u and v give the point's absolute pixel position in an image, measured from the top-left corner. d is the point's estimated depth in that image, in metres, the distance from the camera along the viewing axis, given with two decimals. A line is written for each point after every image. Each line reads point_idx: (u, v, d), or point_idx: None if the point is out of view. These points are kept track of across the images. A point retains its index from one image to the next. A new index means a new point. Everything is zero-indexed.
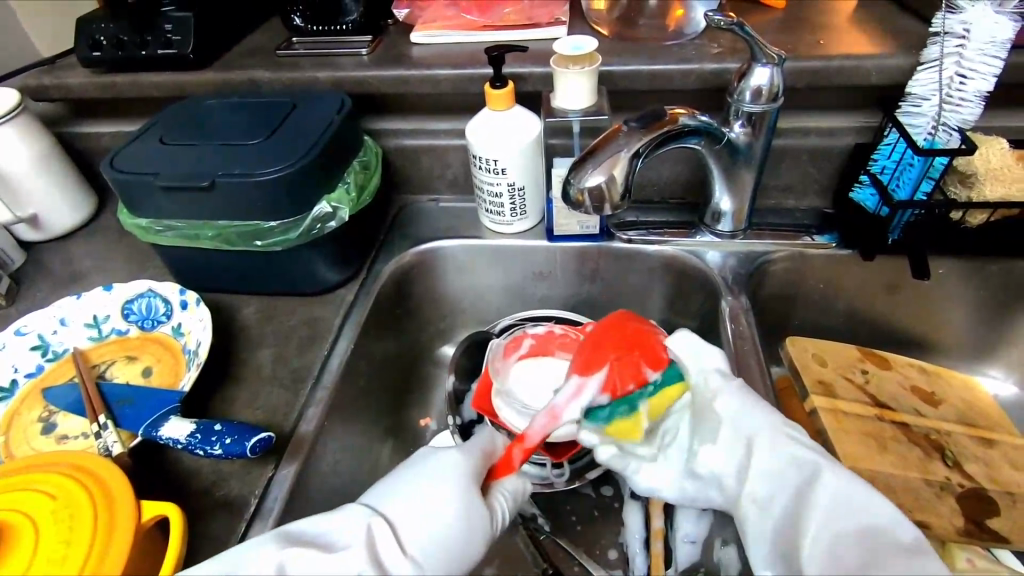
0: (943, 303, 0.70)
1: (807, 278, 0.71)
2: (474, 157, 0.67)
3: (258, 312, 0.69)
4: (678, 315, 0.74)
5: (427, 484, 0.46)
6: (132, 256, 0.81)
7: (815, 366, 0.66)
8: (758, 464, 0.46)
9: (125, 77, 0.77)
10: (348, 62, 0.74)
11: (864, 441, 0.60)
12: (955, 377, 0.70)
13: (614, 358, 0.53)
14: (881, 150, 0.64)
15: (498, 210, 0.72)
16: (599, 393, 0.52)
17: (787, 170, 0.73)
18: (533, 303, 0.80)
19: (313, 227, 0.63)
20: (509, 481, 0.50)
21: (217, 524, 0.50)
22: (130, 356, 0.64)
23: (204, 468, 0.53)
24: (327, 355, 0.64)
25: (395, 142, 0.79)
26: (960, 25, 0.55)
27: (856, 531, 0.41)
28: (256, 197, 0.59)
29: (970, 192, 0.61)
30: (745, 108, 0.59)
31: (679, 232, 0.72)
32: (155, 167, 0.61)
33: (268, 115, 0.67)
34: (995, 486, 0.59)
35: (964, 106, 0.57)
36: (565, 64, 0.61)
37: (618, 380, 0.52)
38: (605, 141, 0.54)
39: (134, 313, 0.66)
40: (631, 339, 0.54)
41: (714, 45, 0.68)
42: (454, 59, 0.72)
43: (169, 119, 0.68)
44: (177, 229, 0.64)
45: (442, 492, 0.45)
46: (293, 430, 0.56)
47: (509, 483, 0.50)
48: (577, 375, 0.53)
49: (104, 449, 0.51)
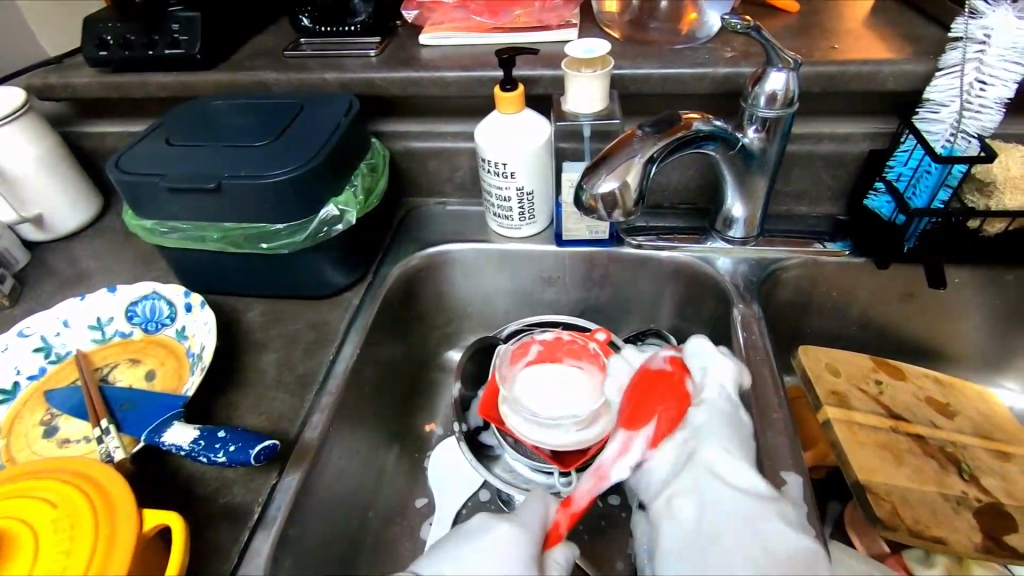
0: (959, 313, 0.69)
1: (819, 285, 0.69)
2: (483, 160, 0.66)
3: (263, 315, 0.69)
4: (687, 322, 0.73)
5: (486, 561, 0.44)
6: (136, 256, 0.80)
7: (829, 376, 0.65)
8: (704, 467, 0.48)
9: (132, 76, 0.77)
10: (357, 64, 0.74)
11: (880, 453, 0.59)
12: (972, 388, 0.68)
13: (661, 409, 0.53)
14: (898, 157, 0.63)
15: (507, 215, 0.71)
16: (647, 449, 0.51)
17: (800, 176, 0.72)
18: (540, 308, 0.79)
19: (320, 230, 0.63)
20: (561, 552, 0.48)
21: (219, 532, 0.49)
22: (132, 359, 0.63)
23: (208, 474, 0.53)
24: (333, 360, 0.63)
25: (403, 145, 0.78)
26: (980, 30, 0.54)
27: (753, 549, 0.42)
28: (263, 199, 0.58)
29: (989, 201, 0.60)
30: (760, 113, 0.58)
31: (690, 238, 0.71)
32: (161, 168, 0.60)
33: (276, 116, 0.66)
34: (1013, 501, 0.58)
35: (984, 113, 0.56)
36: (577, 67, 0.60)
37: (664, 432, 0.52)
38: (618, 145, 0.53)
39: (138, 315, 0.65)
40: (678, 388, 0.55)
41: (727, 49, 0.67)
42: (463, 62, 0.71)
43: (176, 120, 0.68)
44: (181, 230, 0.63)
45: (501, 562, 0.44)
46: (297, 437, 0.55)
47: (564, 551, 0.48)
48: (625, 431, 0.53)
49: (104, 455, 0.51)
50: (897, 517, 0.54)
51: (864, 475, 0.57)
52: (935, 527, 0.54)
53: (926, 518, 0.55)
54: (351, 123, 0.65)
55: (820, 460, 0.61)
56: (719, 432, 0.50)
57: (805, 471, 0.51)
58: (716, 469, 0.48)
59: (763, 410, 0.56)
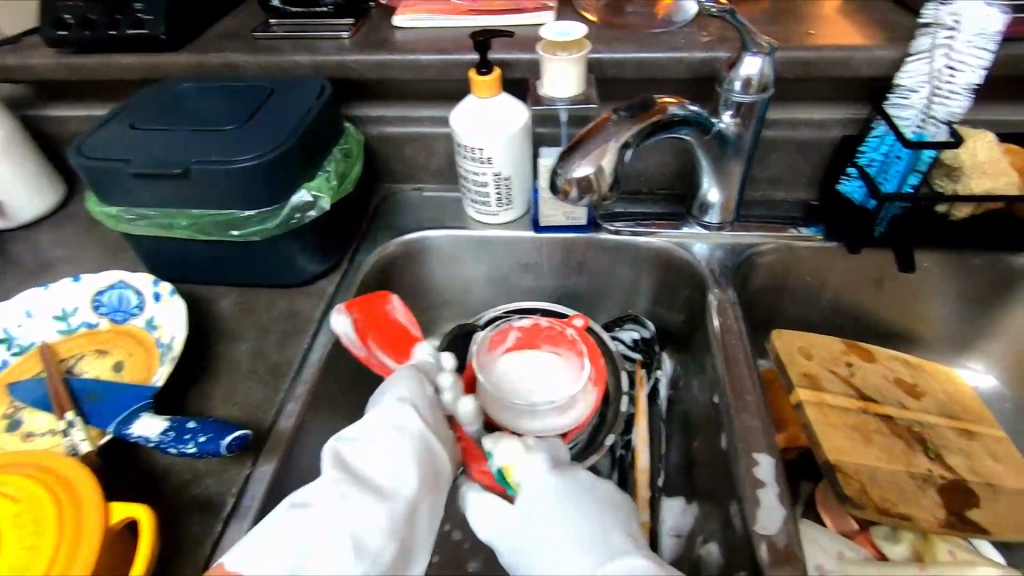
0: (928, 297, 0.71)
1: (793, 270, 0.70)
2: (459, 145, 0.66)
3: (235, 304, 0.67)
4: (665, 308, 0.73)
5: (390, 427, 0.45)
6: (103, 245, 0.78)
7: (802, 359, 0.66)
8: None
9: (94, 58, 0.74)
10: (328, 46, 0.72)
11: (849, 434, 0.60)
12: (937, 369, 0.70)
13: (593, 364, 0.63)
14: (870, 143, 0.63)
15: (484, 201, 0.70)
16: (591, 388, 0.61)
17: (775, 162, 0.72)
18: (518, 295, 0.78)
19: (292, 217, 0.61)
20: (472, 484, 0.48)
21: (193, 524, 0.48)
22: (100, 349, 0.61)
23: (179, 466, 0.52)
24: (308, 349, 0.62)
25: (378, 130, 0.77)
26: (949, 16, 0.54)
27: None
28: (231, 185, 0.57)
29: (957, 186, 0.61)
30: (735, 98, 0.58)
31: (666, 223, 0.72)
32: (126, 152, 0.58)
33: (246, 100, 0.64)
34: (975, 478, 0.60)
35: (953, 99, 0.56)
36: (554, 50, 0.59)
37: (595, 378, 0.62)
38: (593, 130, 0.53)
39: (105, 305, 0.63)
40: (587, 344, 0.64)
41: (704, 33, 0.67)
42: (438, 45, 0.70)
43: (142, 102, 0.66)
44: (148, 218, 0.61)
45: (398, 407, 0.46)
46: (272, 427, 0.55)
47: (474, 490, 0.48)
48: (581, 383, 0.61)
49: (70, 449, 0.49)
50: (866, 495, 0.55)
51: (836, 456, 0.58)
52: (901, 505, 0.55)
53: (894, 496, 0.56)
54: (323, 106, 0.63)
55: (791, 442, 0.62)
56: (549, 505, 0.42)
57: (778, 452, 0.52)
58: (532, 534, 0.41)
59: (737, 394, 0.56)
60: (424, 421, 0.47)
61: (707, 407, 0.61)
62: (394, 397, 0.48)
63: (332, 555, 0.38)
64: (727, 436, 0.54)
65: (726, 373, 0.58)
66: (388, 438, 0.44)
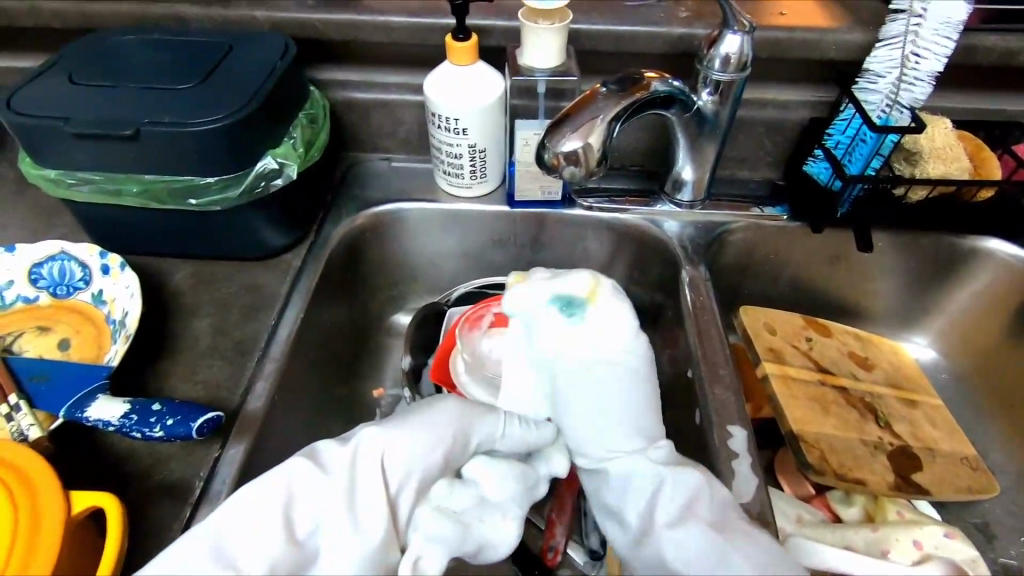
0: (879, 276, 0.74)
1: (759, 248, 0.72)
2: (434, 114, 0.63)
3: (190, 278, 0.63)
4: (635, 284, 0.74)
5: (317, 493, 0.42)
6: (33, 210, 0.70)
7: (766, 334, 0.69)
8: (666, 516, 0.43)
9: (16, 1, 0.66)
10: (288, 2, 0.67)
11: (809, 405, 0.64)
12: (885, 343, 0.74)
13: None
14: (837, 126, 0.65)
15: (457, 172, 0.68)
16: None
17: (745, 141, 0.73)
18: (489, 270, 0.77)
19: (257, 184, 0.58)
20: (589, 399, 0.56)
21: (160, 510, 0.46)
22: (41, 327, 0.57)
23: (141, 450, 0.49)
24: (274, 326, 0.59)
25: (343, 94, 0.72)
26: (919, 4, 0.56)
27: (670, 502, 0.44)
28: (189, 149, 0.53)
29: (914, 169, 0.64)
30: (714, 76, 0.58)
31: (639, 200, 0.72)
32: (66, 108, 0.53)
33: (200, 56, 0.59)
34: (918, 443, 0.65)
35: (917, 85, 0.58)
36: (535, 18, 0.58)
37: None
38: (581, 104, 0.52)
39: (44, 278, 0.58)
40: None
41: (681, 8, 0.66)
42: (409, 6, 0.67)
43: (77, 53, 0.59)
44: (92, 182, 0.56)
45: (316, 468, 0.43)
46: (239, 408, 0.52)
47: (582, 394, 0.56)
48: None
49: (18, 434, 0.46)
50: (825, 462, 0.60)
51: (798, 426, 0.62)
52: (854, 471, 0.60)
53: (847, 462, 0.60)
54: (288, 66, 0.59)
55: (757, 412, 0.65)
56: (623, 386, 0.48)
57: (748, 424, 0.54)
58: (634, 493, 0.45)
59: (710, 368, 0.58)
60: (358, 465, 0.44)
61: (677, 380, 0.63)
62: (316, 468, 0.43)
63: (342, 540, 0.40)
64: (701, 411, 0.56)
65: (699, 349, 0.60)
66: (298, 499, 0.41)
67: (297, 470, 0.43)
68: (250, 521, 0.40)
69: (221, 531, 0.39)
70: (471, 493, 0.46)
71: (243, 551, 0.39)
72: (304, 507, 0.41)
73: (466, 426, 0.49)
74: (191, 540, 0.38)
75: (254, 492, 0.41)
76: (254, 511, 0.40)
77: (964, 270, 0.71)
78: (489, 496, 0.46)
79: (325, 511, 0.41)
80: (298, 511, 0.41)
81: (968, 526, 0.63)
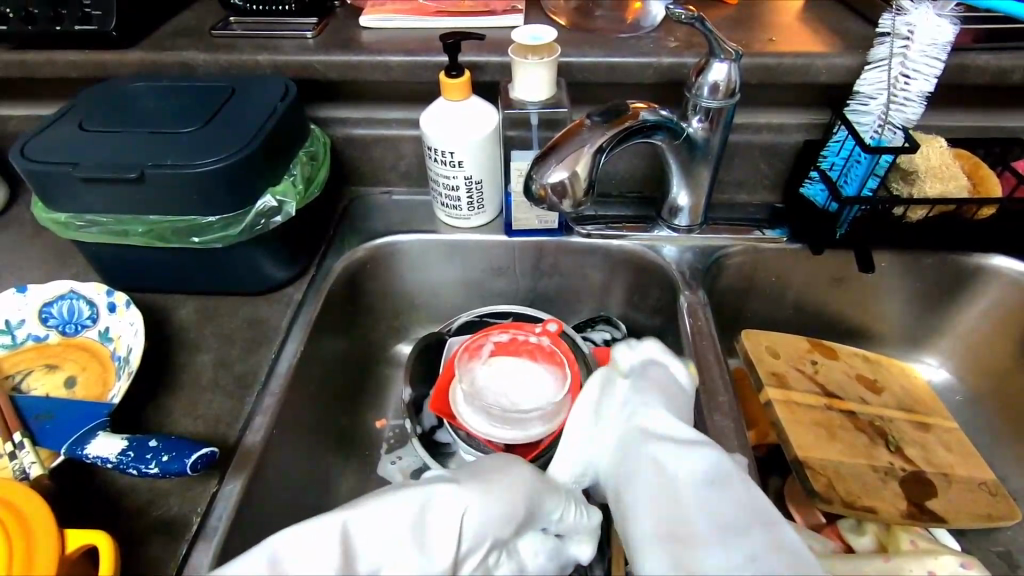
0: (884, 294, 0.73)
1: (759, 272, 0.72)
2: (430, 149, 0.64)
3: (195, 314, 0.65)
4: (635, 310, 0.74)
5: (388, 529, 0.42)
6: (49, 251, 0.73)
7: (768, 358, 0.68)
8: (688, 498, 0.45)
9: (35, 53, 0.70)
10: (291, 45, 0.69)
11: (815, 430, 0.63)
12: (894, 365, 0.73)
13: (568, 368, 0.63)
14: (831, 147, 0.65)
15: (455, 204, 0.69)
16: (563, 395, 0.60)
17: (740, 165, 0.74)
18: (490, 298, 0.78)
19: (257, 222, 0.59)
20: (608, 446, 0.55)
21: (155, 547, 0.46)
22: (49, 365, 0.58)
23: (140, 487, 0.49)
24: (274, 359, 0.60)
25: (345, 131, 0.75)
26: (904, 27, 0.57)
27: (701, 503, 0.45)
28: (190, 190, 0.54)
29: (912, 189, 0.63)
30: (703, 104, 0.59)
31: (636, 227, 0.72)
32: (76, 155, 0.55)
33: (205, 100, 0.62)
34: (932, 468, 0.63)
35: (908, 106, 0.58)
36: (524, 54, 0.59)
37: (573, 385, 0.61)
38: (568, 136, 0.54)
39: (54, 317, 0.60)
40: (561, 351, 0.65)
41: (671, 39, 0.68)
42: (405, 45, 0.69)
43: (89, 102, 0.62)
44: (100, 224, 0.58)
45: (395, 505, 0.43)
46: (238, 441, 0.53)
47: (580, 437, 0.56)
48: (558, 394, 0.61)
49: (20, 472, 0.47)
50: (832, 490, 0.58)
51: (803, 452, 0.61)
52: (864, 498, 0.58)
53: (858, 490, 0.59)
54: (288, 107, 0.61)
55: (762, 438, 0.64)
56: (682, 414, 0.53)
57: (749, 452, 0.53)
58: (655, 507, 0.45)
59: (709, 395, 0.57)
60: (443, 510, 0.43)
61: None
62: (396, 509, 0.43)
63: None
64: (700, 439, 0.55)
65: (700, 377, 0.59)
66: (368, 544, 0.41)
67: (355, 511, 0.42)
68: (307, 549, 0.41)
69: (294, 537, 0.41)
70: (515, 563, 0.44)
71: (301, 562, 0.40)
72: (368, 544, 0.41)
73: (539, 502, 0.45)
74: (251, 559, 0.40)
75: (314, 526, 0.42)
76: (320, 535, 0.41)
77: (970, 289, 0.70)
78: (530, 572, 0.44)
79: (393, 554, 0.41)
80: (359, 545, 0.41)
81: (988, 554, 0.60)
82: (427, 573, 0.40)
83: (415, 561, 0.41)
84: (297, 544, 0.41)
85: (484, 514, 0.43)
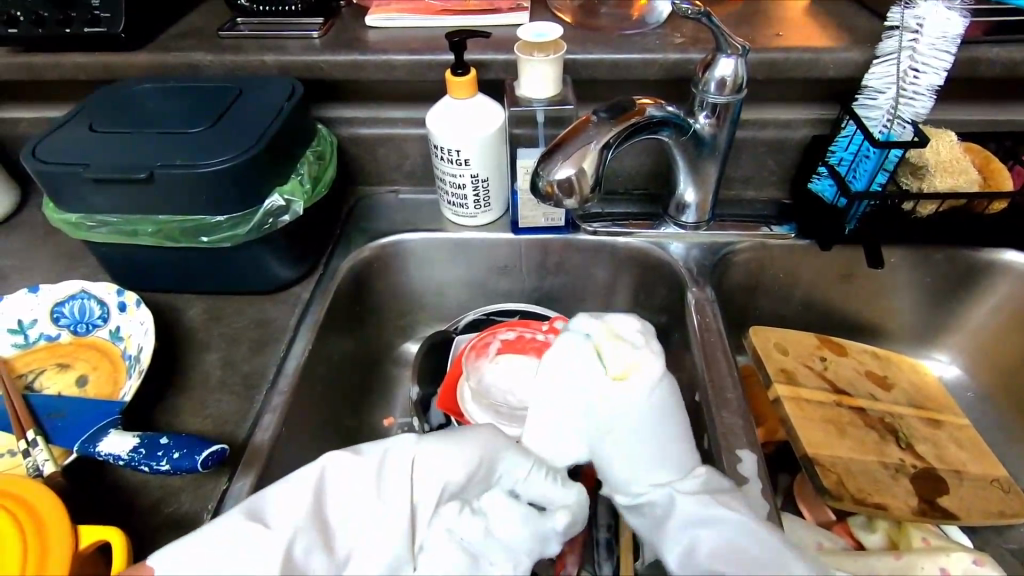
0: (894, 290, 0.73)
1: (767, 268, 0.72)
2: (436, 147, 0.64)
3: (204, 313, 0.65)
4: (642, 307, 0.74)
5: (352, 485, 0.44)
6: (59, 252, 0.74)
7: (777, 355, 0.67)
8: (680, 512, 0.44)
9: (45, 56, 0.70)
10: (297, 45, 0.70)
11: (824, 427, 0.62)
12: (905, 361, 0.72)
13: None
14: (839, 142, 0.65)
15: (461, 203, 0.70)
16: None
17: (747, 161, 0.74)
18: (496, 297, 0.78)
19: (265, 221, 0.59)
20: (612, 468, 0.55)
21: (166, 544, 0.46)
22: (61, 364, 0.59)
23: (151, 485, 0.50)
24: (283, 358, 0.60)
25: (351, 131, 0.75)
26: (913, 20, 0.57)
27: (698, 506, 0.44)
28: (199, 190, 0.55)
29: (921, 183, 0.63)
30: (710, 99, 0.58)
31: (643, 224, 0.72)
32: (86, 156, 0.56)
33: (212, 101, 0.62)
34: (943, 465, 0.62)
35: (918, 99, 0.58)
36: (530, 51, 0.59)
37: None
38: (573, 132, 0.54)
39: (65, 317, 0.60)
40: None
41: (677, 35, 0.67)
42: (411, 44, 0.69)
43: (98, 103, 0.63)
44: (110, 224, 0.59)
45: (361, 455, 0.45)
46: (247, 439, 0.53)
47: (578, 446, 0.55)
48: None
49: (33, 469, 0.47)
50: (841, 486, 0.58)
51: (812, 449, 0.60)
52: (874, 495, 0.58)
53: (868, 487, 0.58)
54: (295, 107, 0.62)
55: (771, 436, 0.64)
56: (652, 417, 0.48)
57: (758, 448, 0.53)
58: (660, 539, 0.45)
59: (718, 392, 0.57)
60: (401, 463, 0.45)
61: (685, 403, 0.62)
62: (347, 464, 0.44)
63: (374, 538, 0.42)
64: (709, 436, 0.55)
65: (707, 375, 0.59)
66: (343, 498, 0.43)
67: (333, 458, 0.45)
68: (290, 503, 0.42)
69: (278, 497, 0.42)
70: (480, 522, 0.44)
71: (279, 515, 0.41)
72: (336, 498, 0.43)
73: (494, 456, 0.46)
74: (233, 517, 0.41)
75: (297, 479, 0.43)
76: (300, 487, 0.43)
77: (981, 284, 0.70)
78: (498, 536, 0.43)
79: (359, 509, 0.43)
80: (330, 497, 0.43)
81: (1002, 552, 0.60)
82: (392, 523, 0.42)
83: (379, 513, 0.43)
84: (278, 504, 0.42)
85: (435, 464, 0.45)
